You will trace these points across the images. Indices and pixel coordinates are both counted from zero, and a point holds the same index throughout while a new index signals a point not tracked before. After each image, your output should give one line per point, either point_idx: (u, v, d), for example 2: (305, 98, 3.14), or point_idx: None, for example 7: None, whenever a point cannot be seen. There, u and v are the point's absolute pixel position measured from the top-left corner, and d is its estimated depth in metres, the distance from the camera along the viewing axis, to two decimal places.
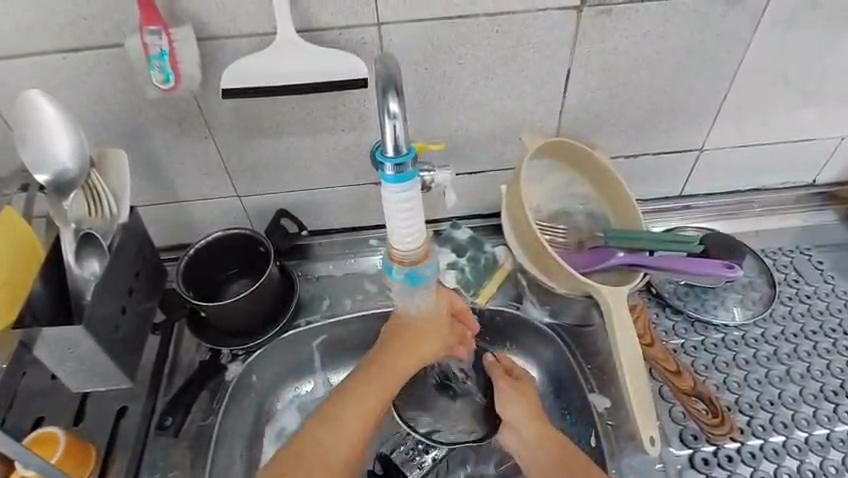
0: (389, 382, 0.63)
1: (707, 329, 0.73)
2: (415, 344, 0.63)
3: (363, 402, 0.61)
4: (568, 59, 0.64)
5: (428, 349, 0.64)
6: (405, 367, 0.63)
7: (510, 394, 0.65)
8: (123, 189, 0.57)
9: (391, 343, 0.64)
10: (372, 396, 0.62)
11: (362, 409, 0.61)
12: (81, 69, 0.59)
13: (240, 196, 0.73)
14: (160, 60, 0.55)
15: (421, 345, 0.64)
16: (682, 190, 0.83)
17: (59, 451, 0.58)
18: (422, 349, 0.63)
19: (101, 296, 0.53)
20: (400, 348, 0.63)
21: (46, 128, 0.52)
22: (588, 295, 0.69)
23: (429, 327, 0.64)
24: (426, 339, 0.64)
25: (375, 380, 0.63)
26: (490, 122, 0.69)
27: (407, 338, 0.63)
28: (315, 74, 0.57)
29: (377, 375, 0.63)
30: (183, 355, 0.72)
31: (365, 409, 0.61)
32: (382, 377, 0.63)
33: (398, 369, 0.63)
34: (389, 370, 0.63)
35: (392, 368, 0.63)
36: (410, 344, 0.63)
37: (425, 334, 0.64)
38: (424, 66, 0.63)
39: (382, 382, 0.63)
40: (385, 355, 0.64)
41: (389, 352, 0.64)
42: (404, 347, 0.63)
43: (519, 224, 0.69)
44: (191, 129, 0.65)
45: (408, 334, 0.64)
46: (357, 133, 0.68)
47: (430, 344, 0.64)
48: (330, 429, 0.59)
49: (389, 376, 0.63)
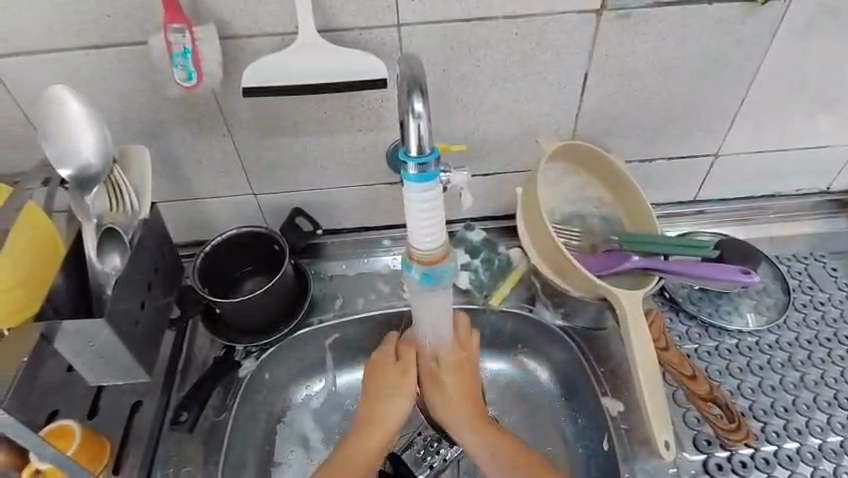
0: (377, 425, 0.62)
1: (721, 334, 0.73)
2: (392, 387, 0.63)
3: (358, 449, 0.60)
4: (586, 62, 0.65)
5: (408, 387, 0.63)
6: (394, 411, 0.62)
7: (454, 402, 0.62)
8: (144, 187, 0.57)
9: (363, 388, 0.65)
10: (365, 441, 0.61)
11: (362, 454, 0.60)
12: (103, 67, 0.59)
13: (256, 194, 0.74)
14: (183, 58, 0.55)
15: (393, 383, 0.63)
16: (696, 195, 0.83)
17: (75, 444, 0.58)
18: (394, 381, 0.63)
19: (120, 291, 0.53)
20: (372, 391, 0.63)
21: (71, 124, 0.52)
22: (602, 298, 0.69)
23: (394, 368, 0.64)
24: (397, 376, 0.63)
25: (361, 425, 0.62)
26: (506, 125, 0.70)
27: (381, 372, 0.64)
28: (336, 73, 0.58)
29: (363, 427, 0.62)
30: (196, 353, 0.72)
31: (363, 454, 0.60)
32: (371, 420, 0.62)
33: (379, 415, 0.62)
34: (376, 415, 0.62)
35: (375, 413, 0.62)
36: (381, 383, 0.63)
37: (390, 373, 0.63)
38: (442, 68, 0.63)
39: (374, 425, 0.62)
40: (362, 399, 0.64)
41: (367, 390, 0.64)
42: (376, 389, 0.63)
43: (534, 226, 0.70)
44: (210, 127, 0.66)
45: (379, 375, 0.64)
46: (374, 133, 0.69)
47: (401, 383, 0.63)
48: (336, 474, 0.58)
49: (380, 416, 0.62)
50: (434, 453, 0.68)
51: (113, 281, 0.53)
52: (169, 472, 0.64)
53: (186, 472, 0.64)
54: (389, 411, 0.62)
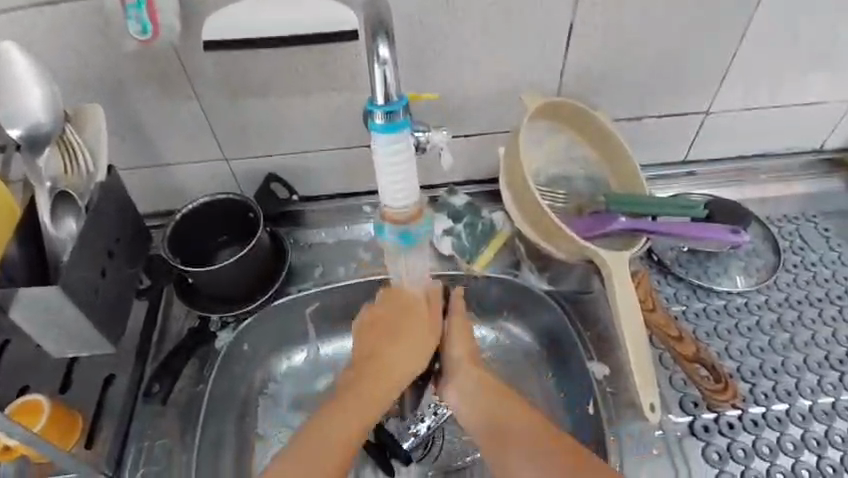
0: (387, 373, 0.59)
1: (709, 295, 0.71)
2: (411, 339, 0.59)
3: (363, 394, 0.59)
4: (571, 13, 0.61)
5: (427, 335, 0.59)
6: (405, 356, 0.59)
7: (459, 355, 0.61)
8: (98, 146, 0.53)
9: (372, 331, 0.61)
10: (371, 389, 0.59)
11: (369, 399, 0.58)
12: (55, 21, 0.55)
13: (228, 160, 0.70)
14: (137, 9, 0.52)
15: (418, 329, 0.59)
16: (687, 155, 0.80)
17: (42, 420, 0.57)
18: (411, 333, 0.59)
19: (78, 258, 0.50)
20: (384, 335, 0.60)
21: (16, 81, 0.49)
22: (588, 261, 0.67)
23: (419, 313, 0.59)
24: (421, 321, 0.59)
25: (369, 372, 0.59)
26: (488, 83, 0.66)
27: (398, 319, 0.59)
28: (304, 26, 0.54)
29: (368, 386, 0.59)
30: (171, 324, 0.70)
31: (367, 400, 0.58)
32: (381, 368, 0.59)
33: (389, 363, 0.59)
34: (387, 364, 0.59)
35: (386, 361, 0.59)
36: (400, 328, 0.59)
37: (416, 316, 0.59)
38: (417, 20, 0.60)
39: (381, 374, 0.59)
40: (371, 346, 0.60)
41: (379, 338, 0.60)
42: (390, 332, 0.59)
43: (518, 188, 0.67)
44: (175, 87, 0.62)
45: (396, 317, 0.60)
46: (350, 93, 0.65)
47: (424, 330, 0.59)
48: (326, 437, 0.56)
49: (393, 362, 0.59)
50: (418, 421, 0.67)
51: (70, 248, 0.50)
52: (144, 446, 0.62)
53: (163, 445, 0.63)
54: (401, 359, 0.59)
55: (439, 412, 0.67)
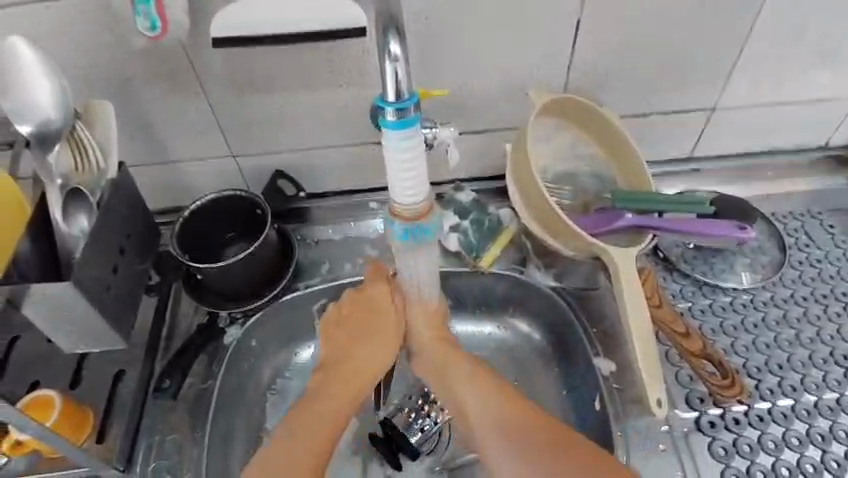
0: (359, 368, 0.61)
1: (715, 292, 0.72)
2: (377, 334, 0.61)
3: (336, 392, 0.60)
4: (577, 10, 0.61)
5: (394, 338, 0.62)
6: (371, 349, 0.62)
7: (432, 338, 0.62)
8: (109, 143, 0.53)
9: (340, 332, 0.63)
10: (342, 386, 0.60)
11: (343, 395, 0.60)
12: (64, 19, 0.56)
13: (236, 156, 0.71)
14: (146, 5, 0.51)
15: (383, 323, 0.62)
16: (693, 152, 0.80)
17: (55, 413, 0.57)
18: (378, 325, 0.62)
19: (90, 255, 0.50)
20: (352, 336, 0.62)
21: (24, 75, 0.49)
22: (594, 257, 0.67)
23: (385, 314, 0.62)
24: (387, 323, 0.62)
25: (341, 372, 0.61)
26: (494, 79, 0.66)
27: (363, 316, 0.62)
28: (312, 23, 0.54)
29: (340, 383, 0.61)
30: (180, 320, 0.70)
31: (340, 396, 0.60)
32: (352, 368, 0.61)
33: (358, 358, 0.61)
34: (357, 361, 0.61)
35: (357, 361, 0.61)
36: (365, 329, 0.62)
37: (381, 311, 0.62)
38: (425, 16, 0.60)
39: (353, 372, 0.61)
40: (341, 347, 0.62)
41: (345, 336, 0.62)
42: (357, 332, 0.62)
43: (525, 185, 0.67)
44: (184, 84, 0.62)
45: (363, 316, 0.62)
46: (356, 90, 0.65)
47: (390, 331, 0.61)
48: (302, 433, 0.57)
49: (363, 362, 0.61)
50: (424, 416, 0.67)
51: (82, 246, 0.50)
52: (155, 441, 0.63)
53: (173, 440, 0.63)
54: (370, 359, 0.61)
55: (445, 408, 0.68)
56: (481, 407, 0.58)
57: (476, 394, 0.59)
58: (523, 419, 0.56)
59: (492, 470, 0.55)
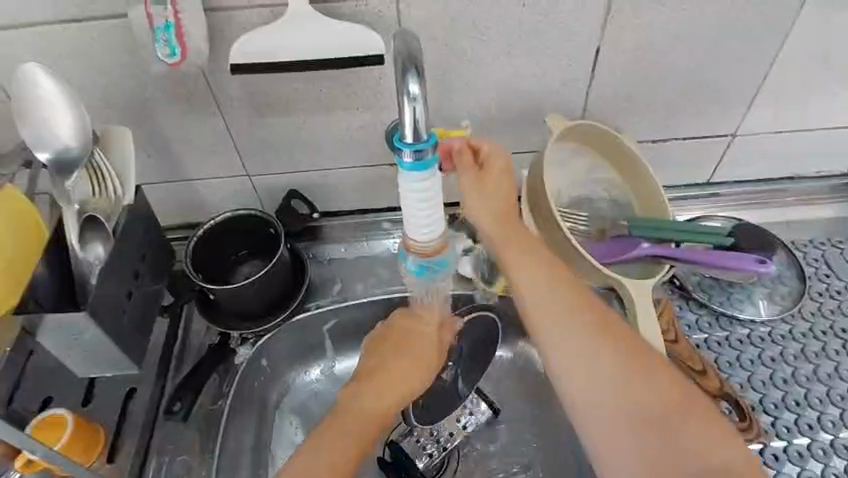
0: (403, 380, 0.60)
1: (732, 324, 0.70)
2: (420, 349, 0.62)
3: (379, 398, 0.59)
4: (597, 38, 0.60)
5: (437, 353, 0.63)
6: (418, 365, 0.61)
7: (486, 198, 0.55)
8: (126, 171, 0.53)
9: (386, 345, 0.62)
10: (384, 394, 0.59)
11: (377, 410, 0.58)
12: (83, 41, 0.56)
13: (250, 176, 0.71)
14: (166, 32, 0.51)
15: (427, 342, 0.62)
16: (711, 178, 0.79)
17: (65, 437, 0.58)
18: (421, 342, 0.62)
19: (105, 279, 0.51)
20: (394, 353, 0.61)
21: (46, 105, 0.49)
22: (608, 288, 0.66)
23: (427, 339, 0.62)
24: (430, 346, 0.62)
25: (379, 384, 0.59)
26: (511, 104, 0.66)
27: (408, 332, 0.62)
28: (328, 50, 0.54)
29: (381, 390, 0.59)
30: (192, 337, 0.70)
31: (382, 404, 0.58)
32: (390, 383, 0.60)
33: (401, 371, 0.60)
34: (401, 373, 0.60)
35: (396, 377, 0.60)
36: (405, 348, 0.62)
37: (427, 330, 0.63)
38: (443, 42, 0.59)
39: (389, 387, 0.60)
40: (382, 359, 0.61)
41: (388, 347, 0.62)
42: (398, 350, 0.61)
43: (539, 211, 0.66)
44: (201, 106, 0.62)
45: (407, 334, 0.62)
46: (372, 113, 0.65)
47: (431, 354, 0.62)
48: (342, 430, 0.55)
49: (400, 381, 0.60)
50: (434, 442, 0.67)
51: (98, 272, 0.50)
52: (166, 461, 0.63)
53: (183, 461, 0.63)
54: (406, 379, 0.60)
55: (456, 433, 0.68)
56: (530, 280, 0.54)
57: (523, 269, 0.54)
58: (573, 305, 0.52)
59: (557, 366, 0.51)
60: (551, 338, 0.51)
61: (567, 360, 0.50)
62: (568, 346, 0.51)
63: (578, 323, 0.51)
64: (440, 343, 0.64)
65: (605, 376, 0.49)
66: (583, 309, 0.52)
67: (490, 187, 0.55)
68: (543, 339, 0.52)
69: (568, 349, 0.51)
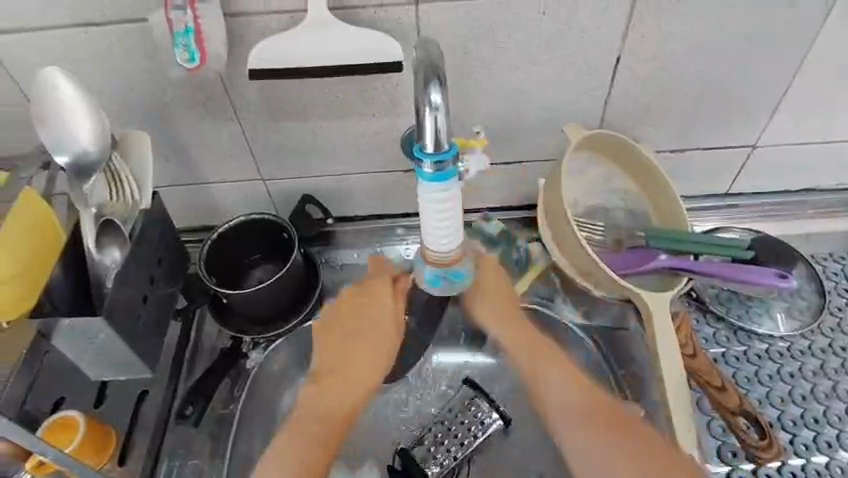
0: (360, 363, 0.60)
1: (751, 338, 0.69)
2: (372, 327, 0.61)
3: (338, 391, 0.59)
4: (618, 47, 0.59)
5: (394, 324, 0.61)
6: (373, 344, 0.61)
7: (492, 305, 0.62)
8: (144, 173, 0.54)
9: (338, 335, 0.62)
10: (341, 384, 0.60)
11: (338, 410, 0.58)
12: (103, 45, 0.56)
13: (265, 180, 0.71)
14: (185, 37, 0.51)
15: (378, 316, 0.61)
16: (730, 189, 0.78)
17: (75, 442, 0.57)
18: (371, 319, 0.61)
19: (122, 284, 0.51)
20: (348, 345, 0.61)
21: (66, 110, 0.49)
22: (625, 299, 0.65)
23: (380, 318, 0.61)
24: (382, 327, 0.61)
25: (336, 383, 0.60)
26: (529, 112, 0.65)
27: (354, 312, 0.62)
28: (346, 57, 0.54)
29: (337, 381, 0.60)
30: (205, 341, 0.70)
31: (340, 396, 0.59)
32: (347, 380, 0.60)
33: (356, 356, 0.60)
34: (355, 358, 0.60)
35: (352, 372, 0.60)
36: (358, 336, 0.61)
37: (377, 301, 0.61)
38: (461, 49, 0.58)
39: (348, 385, 0.60)
40: (336, 356, 0.61)
41: (337, 333, 0.62)
42: (352, 340, 0.61)
43: (555, 220, 0.66)
44: (217, 110, 0.62)
45: (356, 313, 0.62)
46: (388, 119, 0.65)
47: (387, 337, 0.61)
48: (304, 431, 0.57)
49: (358, 377, 0.60)
50: (445, 452, 0.66)
51: (113, 276, 0.50)
52: (177, 465, 0.63)
53: (194, 465, 0.64)
54: (364, 373, 0.60)
55: (467, 443, 0.67)
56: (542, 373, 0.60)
57: (537, 360, 0.60)
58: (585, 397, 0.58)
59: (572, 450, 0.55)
60: (567, 430, 0.56)
61: (580, 441, 0.55)
62: (581, 433, 0.55)
63: (589, 413, 0.56)
64: (394, 309, 0.62)
65: (619, 459, 0.53)
66: (594, 397, 0.58)
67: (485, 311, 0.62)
68: (558, 426, 0.57)
69: (581, 432, 0.55)
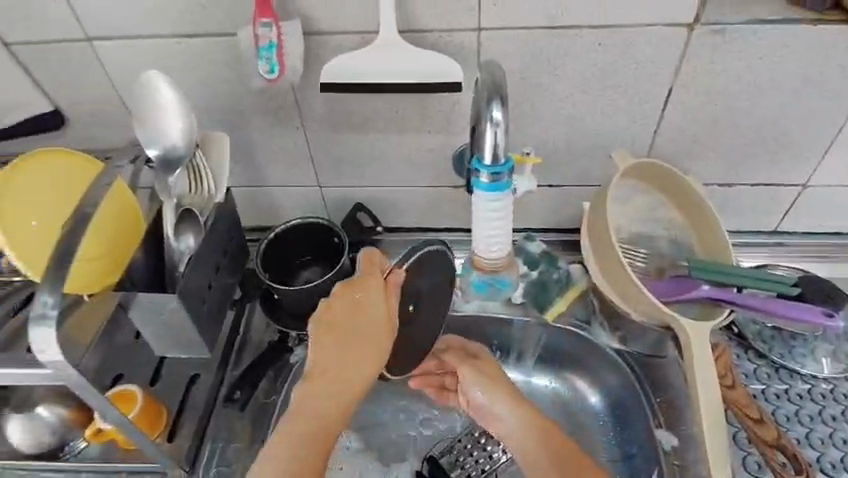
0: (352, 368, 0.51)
1: (793, 377, 0.68)
2: (365, 329, 0.52)
3: (331, 399, 0.50)
4: (670, 80, 0.62)
5: (390, 327, 0.53)
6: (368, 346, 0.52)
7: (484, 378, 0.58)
8: (221, 172, 0.59)
9: (330, 337, 0.51)
10: (336, 389, 0.51)
11: (333, 419, 0.50)
12: (195, 55, 0.62)
13: (322, 187, 0.76)
14: (268, 51, 0.57)
15: (371, 316, 0.53)
16: (777, 226, 0.78)
17: (137, 408, 0.61)
18: (364, 320, 0.52)
19: (194, 270, 0.56)
20: (342, 345, 0.51)
21: (163, 110, 0.55)
22: (665, 326, 0.66)
23: (372, 316, 0.53)
24: (375, 324, 0.53)
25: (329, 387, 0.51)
26: (579, 137, 0.68)
27: (346, 310, 0.52)
28: (411, 76, 0.58)
29: (330, 385, 0.50)
30: (252, 333, 0.75)
31: (334, 405, 0.50)
32: (341, 385, 0.51)
33: (348, 360, 0.51)
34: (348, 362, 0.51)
35: (346, 377, 0.51)
36: (350, 337, 0.52)
37: (370, 299, 0.53)
38: (518, 75, 0.62)
39: (341, 388, 0.51)
40: (328, 356, 0.51)
41: (329, 332, 0.51)
42: (345, 338, 0.52)
43: (600, 243, 0.67)
44: (287, 119, 0.68)
45: (350, 311, 0.52)
46: (443, 136, 0.68)
47: (380, 338, 0.53)
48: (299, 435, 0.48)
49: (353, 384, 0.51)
50: (473, 462, 0.68)
51: (187, 262, 0.55)
52: (219, 446, 0.67)
53: (234, 449, 0.67)
54: (360, 375, 0.52)
55: (495, 457, 0.69)
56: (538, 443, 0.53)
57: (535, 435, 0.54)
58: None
59: None
60: None
61: None
62: None
63: None
64: (387, 308, 0.53)
65: None
66: None
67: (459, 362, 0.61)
68: None
69: None
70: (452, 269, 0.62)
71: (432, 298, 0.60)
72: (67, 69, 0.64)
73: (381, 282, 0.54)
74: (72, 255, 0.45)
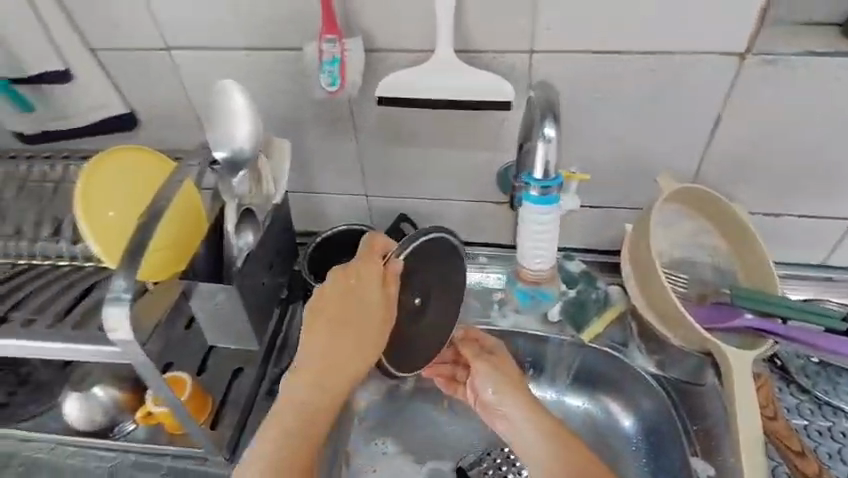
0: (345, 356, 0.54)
1: (837, 415, 0.66)
2: (358, 318, 0.54)
3: (324, 385, 0.54)
4: (719, 107, 0.62)
5: (384, 317, 0.54)
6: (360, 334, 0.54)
7: (495, 377, 0.59)
8: (281, 177, 0.63)
9: (322, 323, 0.55)
10: (327, 376, 0.54)
11: (325, 405, 0.54)
12: (263, 67, 0.67)
13: (369, 196, 0.79)
14: (331, 65, 0.61)
15: (363, 305, 0.54)
16: (826, 259, 0.76)
17: (186, 393, 0.64)
18: (356, 310, 0.54)
19: (247, 267, 0.60)
20: (334, 334, 0.54)
21: (234, 116, 0.59)
22: (705, 352, 0.65)
23: (364, 306, 0.54)
24: (366, 314, 0.54)
25: (322, 374, 0.54)
26: (624, 160, 0.69)
27: (340, 299, 0.55)
28: (463, 94, 0.61)
29: (323, 372, 0.54)
30: (292, 333, 0.78)
31: (327, 391, 0.54)
32: (333, 373, 0.54)
33: (341, 347, 0.54)
34: (341, 349, 0.54)
35: (339, 365, 0.54)
36: (344, 326, 0.54)
37: (362, 289, 0.54)
38: (567, 97, 0.64)
39: (335, 376, 0.54)
40: (321, 343, 0.54)
41: (323, 320, 0.55)
42: (339, 327, 0.54)
43: (640, 264, 0.67)
44: (342, 129, 0.71)
45: (345, 300, 0.54)
46: (489, 152, 0.71)
47: (373, 328, 0.54)
48: (291, 422, 0.52)
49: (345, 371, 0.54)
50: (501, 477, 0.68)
51: (245, 258, 0.60)
52: None
53: None
54: (351, 363, 0.54)
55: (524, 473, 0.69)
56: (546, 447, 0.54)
57: (545, 439, 0.54)
58: None
59: None
60: None
61: None
62: None
63: None
64: (381, 299, 0.54)
65: None
66: None
67: (473, 357, 0.62)
68: None
69: None
70: (462, 262, 0.61)
71: (439, 291, 0.60)
72: (146, 76, 0.70)
73: (377, 271, 0.54)
74: (142, 247, 0.49)
